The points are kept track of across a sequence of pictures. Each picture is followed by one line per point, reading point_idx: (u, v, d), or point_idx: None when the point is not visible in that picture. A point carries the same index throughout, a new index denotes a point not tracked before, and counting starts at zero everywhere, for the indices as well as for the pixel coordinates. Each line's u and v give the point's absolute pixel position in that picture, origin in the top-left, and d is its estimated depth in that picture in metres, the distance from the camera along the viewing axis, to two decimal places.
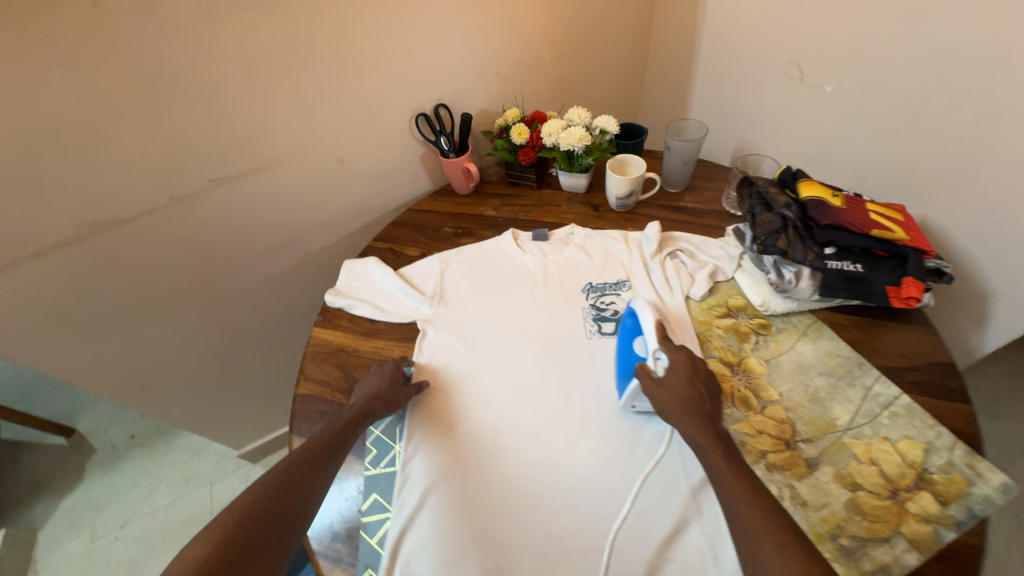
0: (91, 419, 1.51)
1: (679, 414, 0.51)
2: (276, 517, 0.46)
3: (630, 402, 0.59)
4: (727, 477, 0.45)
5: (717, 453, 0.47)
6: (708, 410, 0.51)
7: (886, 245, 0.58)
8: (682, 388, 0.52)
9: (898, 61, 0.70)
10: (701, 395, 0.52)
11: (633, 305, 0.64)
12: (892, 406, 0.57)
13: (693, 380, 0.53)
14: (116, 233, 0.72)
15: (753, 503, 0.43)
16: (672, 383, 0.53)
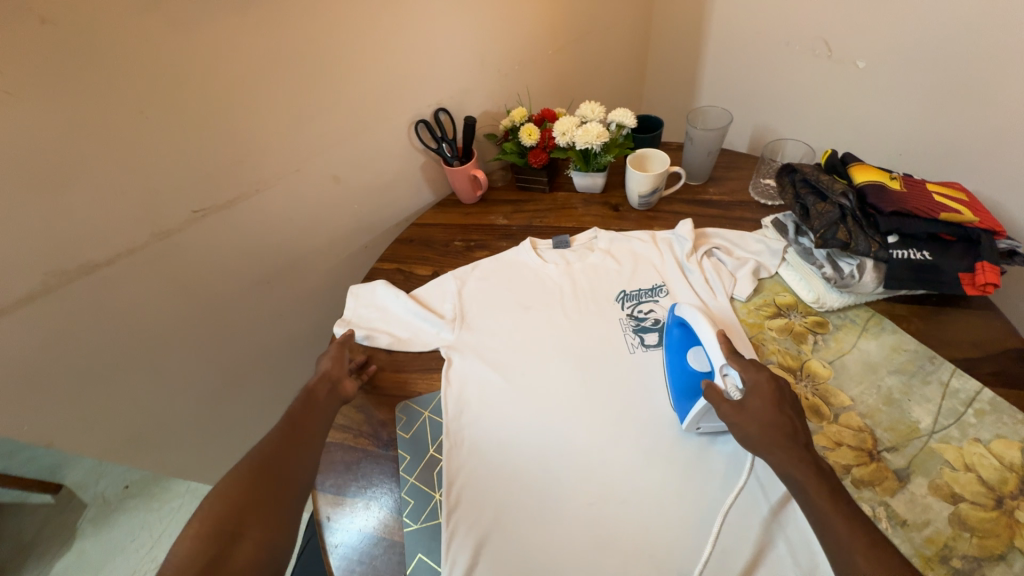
0: (79, 472, 1.40)
1: (765, 442, 0.45)
2: (258, 499, 0.45)
3: (694, 425, 0.54)
4: (835, 514, 0.40)
5: (817, 486, 0.42)
6: (796, 433, 0.46)
7: (954, 229, 0.55)
8: (764, 412, 0.47)
9: (936, 30, 0.67)
10: (793, 422, 0.46)
11: (679, 313, 0.60)
12: (975, 402, 0.52)
13: (774, 400, 0.48)
14: (91, 280, 0.64)
15: (873, 546, 0.38)
16: (753, 406, 0.47)
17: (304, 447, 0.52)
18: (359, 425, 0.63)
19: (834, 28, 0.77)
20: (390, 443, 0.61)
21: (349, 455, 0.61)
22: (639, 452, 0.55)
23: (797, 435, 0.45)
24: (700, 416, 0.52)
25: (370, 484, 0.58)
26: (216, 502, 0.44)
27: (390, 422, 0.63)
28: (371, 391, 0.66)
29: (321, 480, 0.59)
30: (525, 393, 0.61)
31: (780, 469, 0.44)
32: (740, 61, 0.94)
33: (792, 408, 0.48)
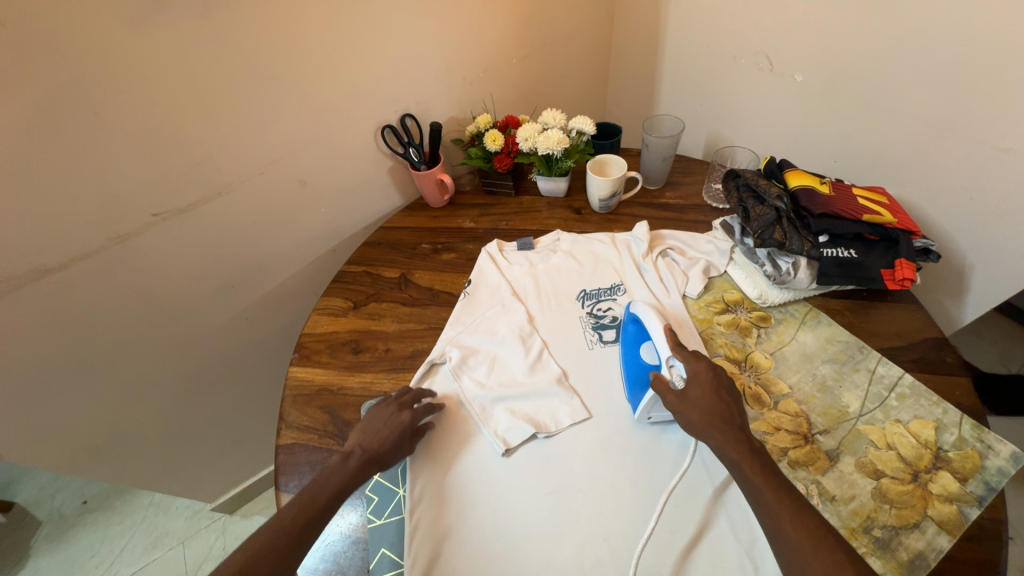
0: (29, 489, 1.33)
1: (706, 429, 0.49)
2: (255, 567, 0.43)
3: (646, 414, 0.57)
4: (765, 491, 0.44)
5: (750, 466, 0.46)
6: (732, 417, 0.49)
7: (877, 229, 0.62)
8: (706, 401, 0.50)
9: (859, 49, 0.74)
10: (729, 407, 0.50)
11: (634, 309, 0.63)
12: (897, 386, 0.57)
13: (714, 389, 0.51)
14: (46, 284, 0.63)
15: (798, 521, 0.42)
16: (694, 397, 0.51)
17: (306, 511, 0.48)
18: (325, 425, 0.64)
19: (774, 45, 0.84)
20: None
21: (314, 455, 0.61)
22: (595, 442, 0.58)
23: (733, 420, 0.49)
24: (649, 405, 0.55)
25: None
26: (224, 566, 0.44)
27: (355, 422, 0.64)
28: (337, 393, 0.67)
29: (286, 480, 0.59)
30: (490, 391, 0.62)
31: (720, 452, 0.48)
32: (694, 73, 1.00)
33: (732, 395, 0.52)
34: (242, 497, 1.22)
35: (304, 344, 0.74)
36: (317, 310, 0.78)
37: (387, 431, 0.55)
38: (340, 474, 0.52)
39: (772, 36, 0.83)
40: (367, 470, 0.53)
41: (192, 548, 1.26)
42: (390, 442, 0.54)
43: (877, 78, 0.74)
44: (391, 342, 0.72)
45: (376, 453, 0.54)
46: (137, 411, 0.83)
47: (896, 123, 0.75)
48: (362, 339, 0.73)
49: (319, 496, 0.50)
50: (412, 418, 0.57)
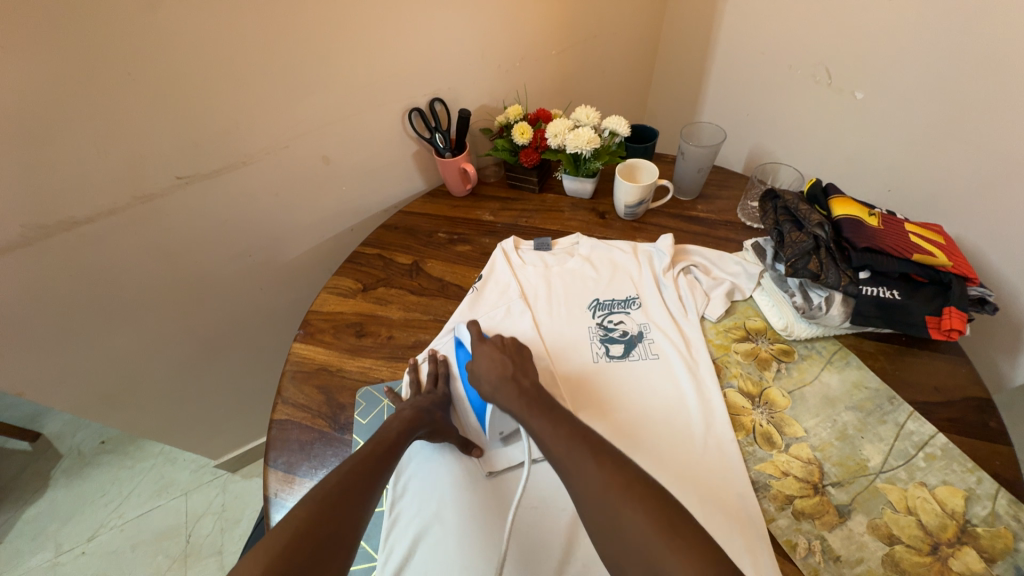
0: (57, 423, 1.42)
1: (497, 388, 0.53)
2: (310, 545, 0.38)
3: (495, 431, 0.56)
4: (536, 425, 0.48)
5: (525, 408, 0.50)
6: (515, 372, 0.55)
7: (926, 270, 0.57)
8: (489, 365, 0.55)
9: (935, 68, 0.67)
10: (517, 383, 0.53)
11: (458, 335, 0.64)
12: (927, 446, 0.52)
13: (495, 354, 0.57)
14: (69, 236, 0.65)
15: (560, 441, 0.45)
16: (479, 368, 0.56)
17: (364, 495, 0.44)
18: (320, 406, 0.63)
19: (837, 56, 0.77)
20: (347, 427, 0.61)
21: (305, 434, 0.61)
22: None
23: (513, 374, 0.54)
24: (493, 419, 0.55)
25: (322, 465, 0.58)
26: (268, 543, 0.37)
27: (349, 406, 0.63)
28: (335, 374, 0.67)
29: (275, 455, 0.59)
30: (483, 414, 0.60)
31: (510, 410, 0.52)
32: (745, 80, 0.94)
33: (514, 357, 0.57)
34: (244, 458, 1.26)
35: (310, 322, 0.73)
36: (326, 288, 0.78)
37: (428, 397, 0.58)
38: (399, 421, 0.53)
39: (834, 47, 0.77)
40: (424, 422, 0.54)
41: (193, 500, 1.31)
42: (427, 398, 0.57)
43: (950, 103, 0.67)
44: (395, 330, 0.71)
45: (417, 403, 0.56)
46: (149, 366, 0.85)
47: (968, 154, 0.68)
48: (365, 323, 0.72)
49: (381, 441, 0.50)
50: (444, 394, 0.60)
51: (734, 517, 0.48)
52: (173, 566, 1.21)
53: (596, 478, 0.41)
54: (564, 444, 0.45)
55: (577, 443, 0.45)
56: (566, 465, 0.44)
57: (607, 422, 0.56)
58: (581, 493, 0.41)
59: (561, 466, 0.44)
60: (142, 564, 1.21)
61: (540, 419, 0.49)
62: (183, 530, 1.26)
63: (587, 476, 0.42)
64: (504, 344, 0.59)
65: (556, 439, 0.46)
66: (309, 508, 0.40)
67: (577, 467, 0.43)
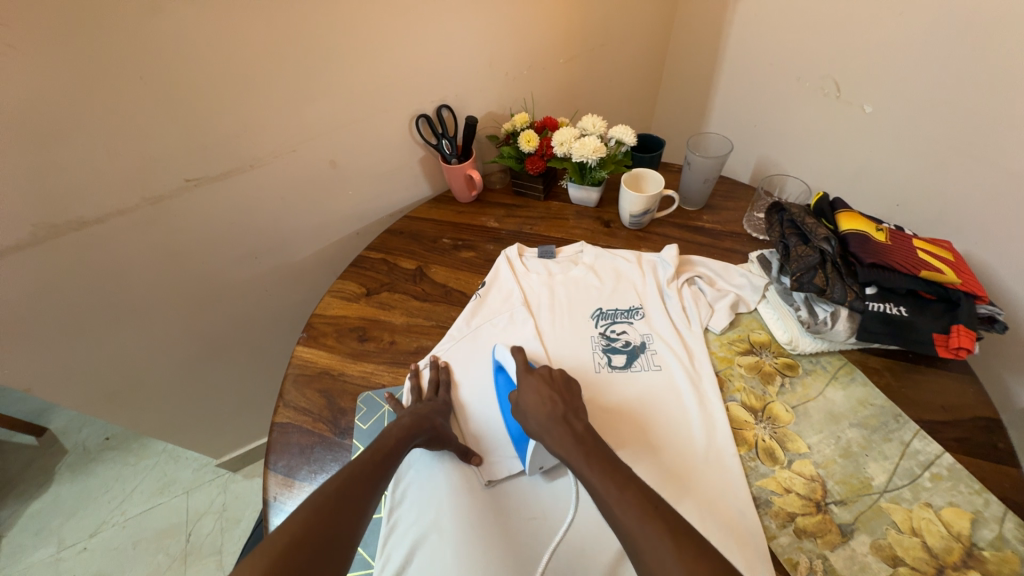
0: (64, 418, 1.44)
1: (546, 428, 0.51)
2: (308, 554, 0.38)
3: (535, 465, 0.53)
4: (595, 481, 0.45)
5: (582, 460, 0.47)
6: (566, 412, 0.52)
7: (934, 288, 0.56)
8: (538, 402, 0.53)
9: (944, 82, 0.67)
10: (574, 430, 0.50)
11: (498, 357, 0.62)
12: (933, 466, 0.51)
13: (544, 390, 0.54)
14: (80, 236, 0.66)
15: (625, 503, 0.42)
16: (526, 403, 0.53)
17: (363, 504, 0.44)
18: (321, 410, 0.64)
19: (846, 69, 0.77)
20: (348, 431, 0.61)
21: (306, 438, 0.61)
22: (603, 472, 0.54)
23: (566, 416, 0.51)
24: (535, 455, 0.52)
25: (322, 470, 0.58)
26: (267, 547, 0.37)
27: (349, 411, 0.63)
28: (337, 378, 0.67)
29: (275, 459, 0.59)
30: (484, 420, 0.59)
31: (564, 456, 0.48)
32: (753, 91, 0.94)
33: (565, 394, 0.54)
34: (245, 458, 1.27)
35: (313, 325, 0.74)
36: (331, 292, 0.78)
37: (428, 406, 0.57)
38: (398, 428, 0.53)
39: (842, 60, 0.77)
40: (423, 430, 0.54)
41: (195, 499, 1.31)
42: (427, 408, 0.57)
43: (959, 118, 0.67)
44: (397, 335, 0.71)
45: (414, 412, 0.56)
46: (155, 365, 0.86)
47: (979, 170, 0.67)
48: (369, 328, 0.72)
49: (380, 448, 0.50)
50: (444, 402, 0.59)
51: (736, 536, 0.47)
52: (173, 564, 1.21)
53: (671, 555, 0.38)
54: (632, 509, 0.41)
55: (645, 508, 0.41)
56: (634, 535, 0.40)
57: (657, 465, 0.52)
58: (655, 571, 0.38)
59: (627, 535, 0.40)
60: (142, 561, 1.21)
61: (598, 475, 0.45)
62: (183, 529, 1.27)
63: (659, 551, 0.38)
64: (552, 377, 0.56)
65: (620, 501, 0.42)
66: (307, 515, 0.40)
67: (648, 539, 0.39)
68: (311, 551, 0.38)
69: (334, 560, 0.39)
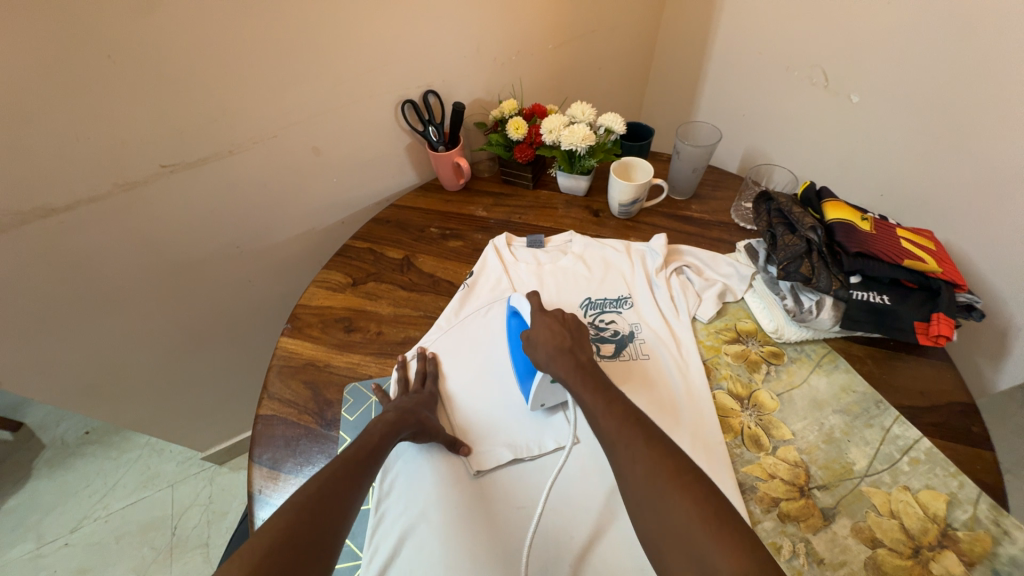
0: (40, 413, 1.40)
1: (552, 357, 0.54)
2: (292, 556, 0.37)
3: (538, 402, 0.57)
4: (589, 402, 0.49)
5: (582, 383, 0.51)
6: (573, 346, 0.56)
7: (917, 276, 0.57)
8: (547, 337, 0.56)
9: (931, 72, 0.67)
10: (580, 361, 0.54)
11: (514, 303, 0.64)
12: (912, 450, 0.53)
13: (554, 326, 0.58)
14: (48, 225, 0.63)
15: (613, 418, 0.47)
16: (536, 336, 0.57)
17: (347, 502, 0.43)
18: (306, 402, 0.63)
19: (834, 58, 0.77)
20: (334, 423, 0.61)
21: (291, 430, 0.60)
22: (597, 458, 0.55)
23: (571, 348, 0.55)
24: (540, 390, 0.55)
25: (307, 462, 0.57)
26: (245, 551, 0.36)
27: (336, 402, 0.62)
28: (323, 369, 0.66)
29: (259, 452, 0.58)
30: (472, 411, 0.59)
31: (567, 382, 0.52)
32: (742, 80, 0.94)
33: (573, 330, 0.58)
34: (231, 451, 1.25)
35: (298, 316, 0.72)
36: (315, 282, 0.76)
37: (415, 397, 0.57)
38: (383, 423, 0.52)
39: (831, 49, 0.77)
40: (409, 424, 0.53)
41: (179, 492, 1.29)
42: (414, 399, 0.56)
43: (943, 110, 0.67)
44: (384, 326, 0.70)
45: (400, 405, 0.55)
46: (133, 357, 0.84)
47: (962, 160, 0.68)
48: (355, 318, 0.71)
49: (364, 445, 0.49)
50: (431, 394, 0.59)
51: None
52: (157, 559, 1.19)
53: (644, 457, 0.42)
54: (617, 423, 0.46)
55: (629, 424, 0.46)
56: (615, 444, 0.45)
57: (650, 395, 0.57)
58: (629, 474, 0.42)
59: (611, 446, 0.45)
60: (125, 556, 1.19)
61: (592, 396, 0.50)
62: (167, 523, 1.25)
63: (635, 459, 0.43)
64: (564, 320, 0.59)
65: (609, 419, 0.47)
66: (291, 515, 0.39)
67: (628, 450, 0.43)
68: (296, 554, 0.37)
69: (320, 561, 0.38)
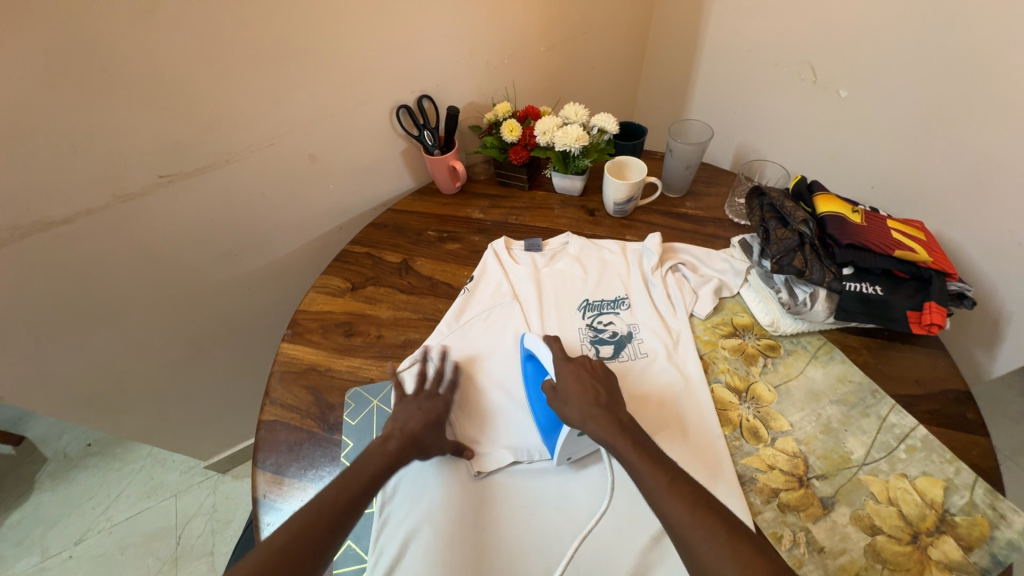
0: (42, 426, 1.40)
1: (589, 416, 0.50)
2: None
3: (563, 456, 0.53)
4: (644, 475, 0.46)
5: (630, 448, 0.48)
6: (608, 402, 0.52)
7: (908, 267, 0.58)
8: (579, 391, 0.53)
9: (917, 65, 0.68)
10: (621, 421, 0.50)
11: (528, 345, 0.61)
12: (908, 438, 0.53)
13: (583, 378, 0.54)
14: (49, 237, 0.63)
15: (674, 496, 0.43)
16: (567, 390, 0.53)
17: None
18: (309, 407, 0.63)
19: (822, 54, 0.78)
20: (336, 427, 0.61)
21: (294, 435, 0.61)
22: (598, 460, 0.55)
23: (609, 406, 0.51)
24: (566, 445, 0.52)
25: (311, 466, 0.58)
26: None
27: (338, 406, 0.63)
28: (324, 374, 0.66)
29: (263, 457, 0.59)
30: (473, 414, 0.59)
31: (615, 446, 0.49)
32: (733, 77, 0.95)
33: (603, 382, 0.54)
34: (234, 459, 1.25)
35: (298, 321, 0.73)
36: (315, 287, 0.77)
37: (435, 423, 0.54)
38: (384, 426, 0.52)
39: (819, 44, 0.78)
40: (408, 451, 0.52)
41: (183, 502, 1.29)
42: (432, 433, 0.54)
43: (930, 102, 0.68)
44: (384, 329, 0.71)
45: (414, 435, 0.53)
46: (134, 367, 0.84)
47: (950, 151, 0.69)
48: (355, 323, 0.72)
49: (356, 477, 0.48)
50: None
51: None
52: (162, 569, 1.19)
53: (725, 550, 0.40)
54: (684, 505, 0.43)
55: (699, 508, 0.42)
56: (686, 532, 0.42)
57: (654, 402, 0.57)
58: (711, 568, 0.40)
59: (679, 532, 0.42)
60: (131, 567, 1.19)
61: (648, 470, 0.46)
62: (172, 533, 1.25)
63: (714, 551, 0.40)
64: (591, 367, 0.56)
65: (671, 495, 0.44)
66: None
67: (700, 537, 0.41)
68: None
69: None
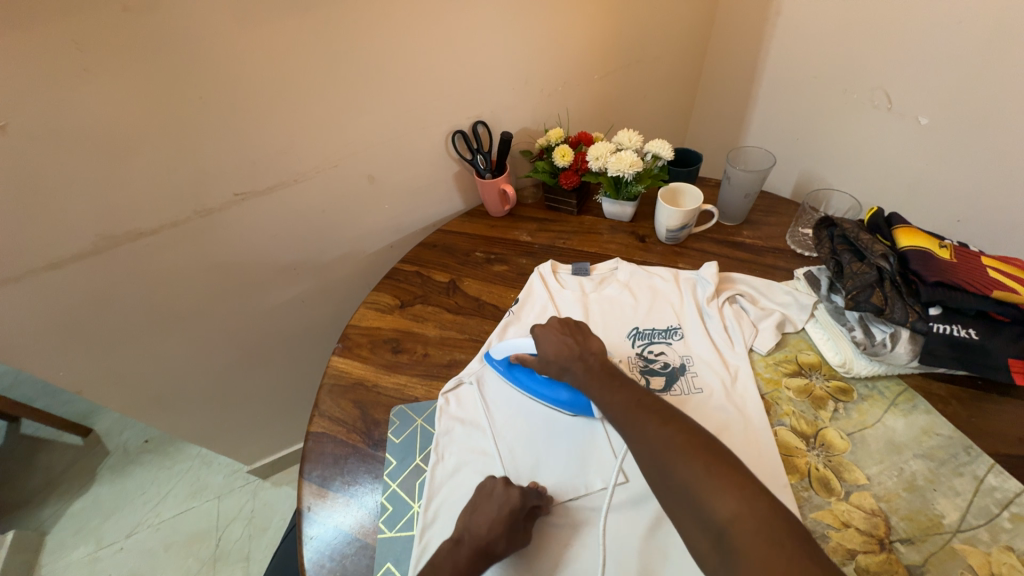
0: (107, 420, 1.50)
1: (565, 366, 0.58)
2: None
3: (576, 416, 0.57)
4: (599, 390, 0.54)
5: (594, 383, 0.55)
6: (582, 352, 0.59)
7: (1009, 309, 0.52)
8: (556, 346, 0.60)
9: (1012, 90, 0.63)
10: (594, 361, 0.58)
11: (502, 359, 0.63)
12: (1013, 505, 0.47)
13: (557, 335, 0.61)
14: (135, 246, 0.69)
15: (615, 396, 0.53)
16: (546, 351, 0.60)
17: None
18: (355, 421, 0.64)
19: (898, 79, 0.74)
20: (381, 443, 0.61)
21: (340, 448, 0.61)
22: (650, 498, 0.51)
23: (579, 355, 0.58)
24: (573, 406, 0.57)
25: (354, 482, 0.58)
26: None
27: (383, 423, 0.63)
28: (371, 389, 0.67)
29: (310, 468, 0.60)
30: (517, 445, 0.57)
31: (583, 387, 0.56)
32: (796, 104, 0.92)
33: (579, 338, 0.61)
34: (274, 466, 1.28)
35: (349, 336, 0.75)
36: (366, 303, 0.79)
37: (495, 510, 0.49)
38: None
39: (894, 71, 0.74)
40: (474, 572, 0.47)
41: (225, 505, 1.33)
42: (500, 524, 0.48)
43: None
44: (431, 348, 0.71)
45: (484, 538, 0.48)
46: (195, 371, 0.89)
47: None
48: (402, 340, 0.73)
49: None
50: (519, 494, 0.50)
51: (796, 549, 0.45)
52: (201, 570, 1.23)
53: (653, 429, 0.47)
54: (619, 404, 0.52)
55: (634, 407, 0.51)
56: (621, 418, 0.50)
57: None
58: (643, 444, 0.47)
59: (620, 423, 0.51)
60: (173, 565, 1.23)
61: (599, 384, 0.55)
62: (212, 534, 1.28)
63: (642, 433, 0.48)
64: (566, 325, 0.63)
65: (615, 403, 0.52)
66: None
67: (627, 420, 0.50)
68: None
69: None
